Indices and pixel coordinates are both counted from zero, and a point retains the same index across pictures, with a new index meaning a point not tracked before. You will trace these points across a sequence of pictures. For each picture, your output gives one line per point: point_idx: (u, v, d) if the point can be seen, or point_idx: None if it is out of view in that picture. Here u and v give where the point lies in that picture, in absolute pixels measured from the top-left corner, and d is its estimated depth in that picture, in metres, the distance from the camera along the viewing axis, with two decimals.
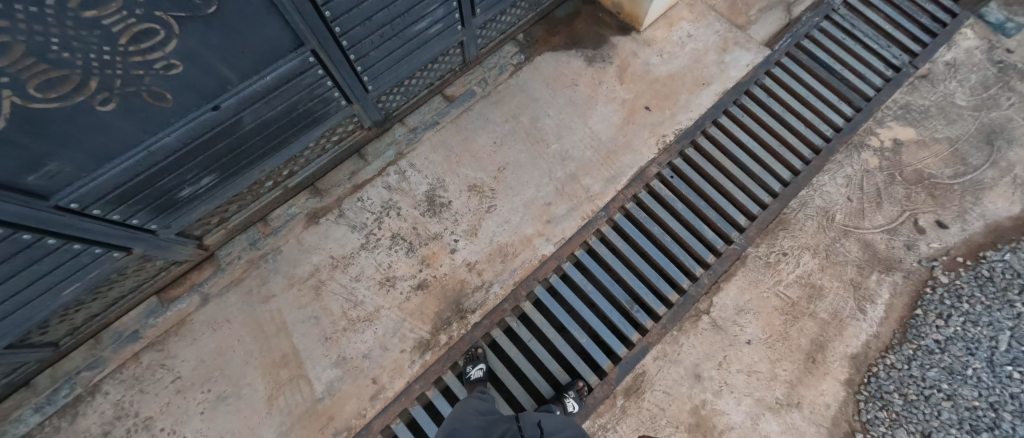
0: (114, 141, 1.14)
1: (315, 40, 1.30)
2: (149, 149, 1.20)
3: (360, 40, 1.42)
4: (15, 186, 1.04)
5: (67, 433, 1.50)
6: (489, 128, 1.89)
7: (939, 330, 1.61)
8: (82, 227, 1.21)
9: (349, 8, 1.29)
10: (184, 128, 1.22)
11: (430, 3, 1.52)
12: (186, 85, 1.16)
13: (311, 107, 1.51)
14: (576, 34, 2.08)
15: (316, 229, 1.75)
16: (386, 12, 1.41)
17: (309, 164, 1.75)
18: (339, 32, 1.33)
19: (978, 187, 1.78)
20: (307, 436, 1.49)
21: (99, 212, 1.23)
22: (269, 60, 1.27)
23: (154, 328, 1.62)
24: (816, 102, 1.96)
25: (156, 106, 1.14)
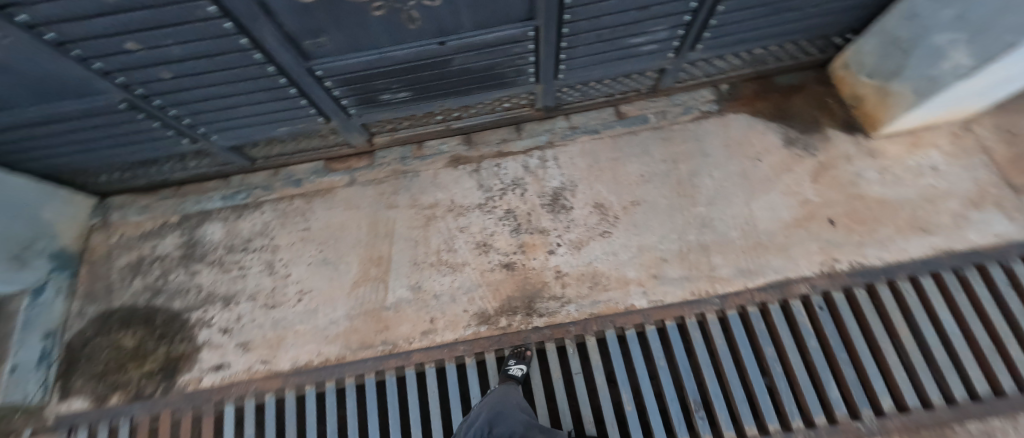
0: (363, 41, 1.35)
1: (543, 20, 1.36)
2: (382, 54, 1.41)
3: (580, 33, 1.45)
4: (295, 44, 1.32)
5: (229, 224, 1.93)
6: (645, 160, 1.82)
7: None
8: (314, 90, 1.53)
9: (590, 3, 1.31)
10: (411, 49, 1.40)
11: (659, 22, 1.47)
12: (433, 18, 1.30)
13: (505, 72, 1.62)
14: (788, 108, 1.85)
15: (452, 172, 1.91)
16: (617, 17, 1.41)
17: (475, 117, 1.90)
18: (569, 19, 1.37)
19: None
20: (363, 330, 1.69)
21: (329, 84, 1.52)
22: (501, 21, 1.36)
23: (311, 184, 1.98)
24: None
25: (405, 25, 1.30)
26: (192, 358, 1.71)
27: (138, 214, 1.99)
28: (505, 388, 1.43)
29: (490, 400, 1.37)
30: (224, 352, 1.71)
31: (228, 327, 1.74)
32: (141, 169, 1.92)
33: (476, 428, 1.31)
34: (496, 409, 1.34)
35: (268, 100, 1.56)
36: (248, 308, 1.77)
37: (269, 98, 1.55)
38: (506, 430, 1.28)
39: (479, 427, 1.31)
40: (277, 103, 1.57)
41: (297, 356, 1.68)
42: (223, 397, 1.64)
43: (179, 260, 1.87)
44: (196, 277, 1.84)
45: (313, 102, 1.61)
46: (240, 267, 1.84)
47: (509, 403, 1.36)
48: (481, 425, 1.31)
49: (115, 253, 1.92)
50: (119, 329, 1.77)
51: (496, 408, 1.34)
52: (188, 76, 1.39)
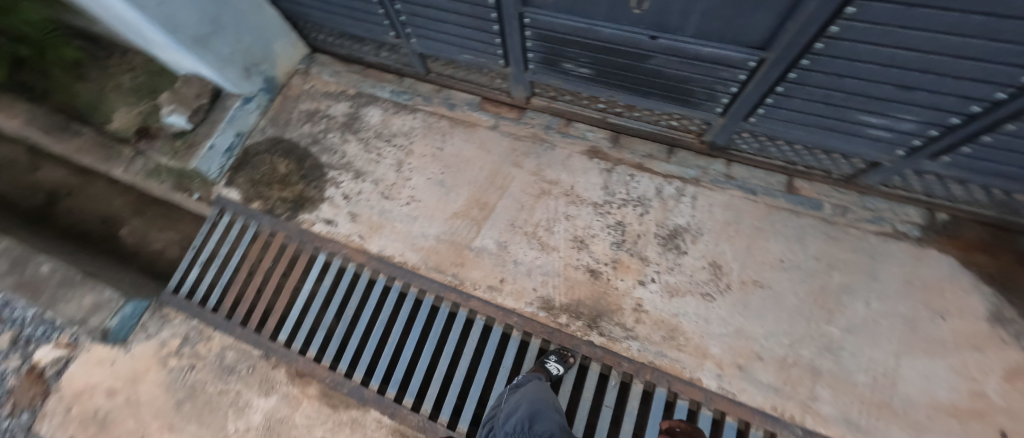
0: (578, 7, 1.29)
1: (777, 54, 1.14)
2: (589, 27, 1.34)
3: (808, 84, 1.21)
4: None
5: (386, 115, 2.15)
6: (795, 247, 1.58)
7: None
8: (513, 34, 1.54)
9: (847, 55, 1.07)
10: (617, 31, 1.30)
11: (911, 110, 1.17)
12: (662, 9, 1.17)
13: (695, 91, 1.44)
14: (1015, 279, 1.44)
15: (586, 161, 1.85)
16: (863, 83, 1.14)
17: (636, 120, 1.81)
18: (806, 63, 1.14)
19: None
20: (443, 257, 1.80)
21: (528, 35, 1.52)
22: (727, 38, 1.18)
23: (461, 113, 2.08)
24: None
25: (632, 7, 1.20)
26: (315, 204, 2.00)
27: (330, 75, 2.32)
28: (539, 387, 1.33)
29: (528, 396, 1.27)
30: (337, 213, 1.97)
31: (349, 195, 1.99)
32: (349, 41, 2.23)
33: (516, 421, 1.20)
34: (535, 406, 1.24)
35: (472, 27, 1.64)
36: (369, 189, 1.99)
37: (474, 26, 1.62)
38: (546, 431, 1.18)
39: (519, 420, 1.20)
40: (481, 33, 1.64)
41: (384, 246, 1.87)
42: (320, 245, 1.92)
43: (340, 125, 2.16)
44: (345, 144, 2.11)
45: (506, 44, 1.64)
46: (378, 153, 2.06)
47: (548, 403, 1.26)
48: (522, 418, 1.20)
49: (303, 98, 2.29)
50: (280, 156, 2.14)
51: (537, 405, 1.23)
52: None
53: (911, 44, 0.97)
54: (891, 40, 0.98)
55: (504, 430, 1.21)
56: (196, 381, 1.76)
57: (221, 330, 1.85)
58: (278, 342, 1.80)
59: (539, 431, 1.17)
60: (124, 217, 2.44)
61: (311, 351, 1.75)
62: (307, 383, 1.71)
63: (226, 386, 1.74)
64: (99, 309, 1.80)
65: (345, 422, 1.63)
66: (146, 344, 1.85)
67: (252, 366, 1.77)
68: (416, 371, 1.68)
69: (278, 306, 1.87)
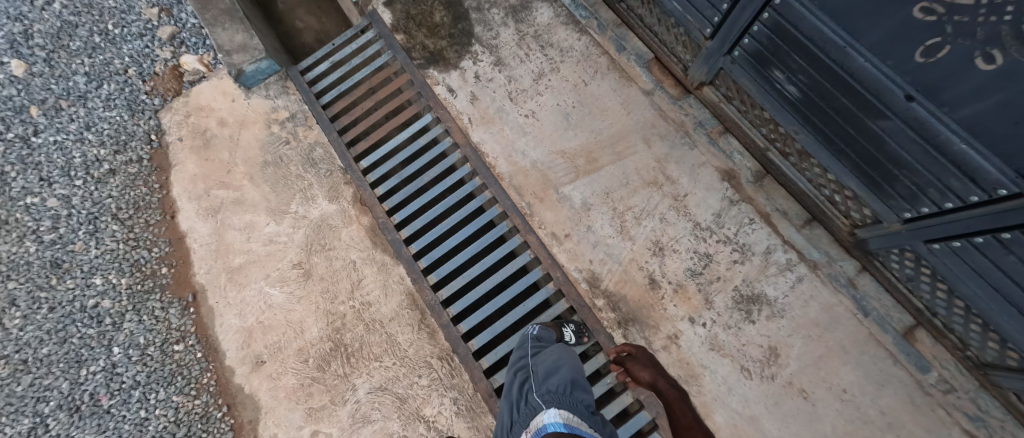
0: (851, 19, 1.07)
1: None
2: (842, 46, 1.12)
3: None
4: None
5: (556, 20, 2.03)
6: (866, 387, 1.42)
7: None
8: (746, 9, 1.33)
9: None
10: (872, 68, 1.09)
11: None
12: (951, 73, 0.95)
13: (898, 179, 1.22)
14: None
15: (717, 180, 1.69)
16: None
17: (796, 171, 1.57)
18: None
19: None
20: (530, 183, 1.78)
21: (763, 18, 1.31)
22: (998, 146, 0.96)
23: (625, 59, 1.92)
24: None
25: (917, 49, 0.98)
26: (448, 68, 2.01)
27: None
28: (570, 352, 1.27)
29: (566, 360, 1.20)
30: (463, 86, 1.97)
31: (480, 76, 1.98)
32: None
33: (557, 382, 1.10)
34: (574, 373, 1.15)
35: None
36: (501, 82, 1.95)
37: None
38: (586, 401, 1.07)
39: (561, 382, 1.09)
40: None
41: (484, 141, 1.88)
42: (434, 108, 1.96)
43: (509, 6, 2.07)
44: (503, 27, 2.04)
45: (729, 17, 1.42)
46: (528, 54, 1.98)
47: (582, 375, 1.18)
48: (563, 381, 1.10)
49: None
50: (441, 5, 2.11)
51: (575, 373, 1.15)
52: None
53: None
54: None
55: (543, 387, 1.09)
56: (285, 155, 1.95)
57: (321, 127, 2.00)
58: (360, 165, 1.95)
59: (581, 399, 1.06)
60: None
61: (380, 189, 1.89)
62: (363, 212, 1.86)
63: (304, 174, 1.92)
64: (245, 50, 2.02)
65: (376, 261, 1.79)
66: (261, 101, 2.04)
67: (331, 171, 1.93)
68: (452, 260, 1.78)
69: (374, 137, 2.00)
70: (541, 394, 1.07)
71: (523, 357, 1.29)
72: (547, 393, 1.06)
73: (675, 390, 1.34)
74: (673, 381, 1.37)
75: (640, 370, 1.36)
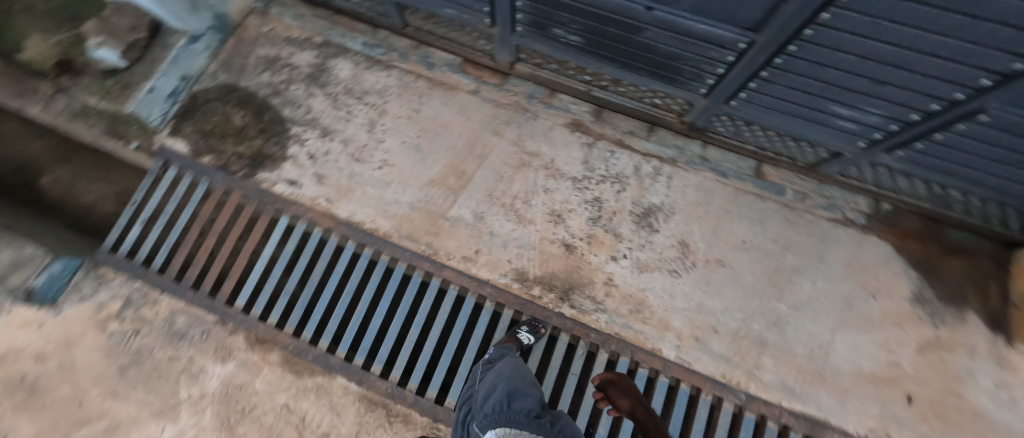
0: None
1: (766, 39, 1.15)
2: None
3: (789, 72, 1.25)
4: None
5: (357, 69, 2.01)
6: (756, 228, 1.68)
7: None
8: None
9: (829, 46, 1.09)
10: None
11: (875, 105, 1.23)
12: None
13: (683, 69, 1.45)
14: (939, 265, 1.61)
15: (569, 134, 1.84)
16: (842, 76, 1.17)
17: (619, 95, 1.80)
18: (791, 51, 1.16)
19: None
20: (417, 224, 1.76)
21: None
22: (721, 16, 1.18)
23: (440, 74, 1.99)
24: None
25: None
26: (277, 163, 1.87)
27: (293, 19, 2.11)
28: (510, 364, 1.28)
29: (503, 375, 1.22)
30: (302, 173, 1.85)
31: (315, 155, 1.88)
32: None
33: (493, 402, 1.13)
34: (511, 385, 1.18)
35: None
36: (338, 149, 1.88)
37: None
38: (526, 408, 1.11)
39: (497, 400, 1.13)
40: None
41: (354, 212, 1.80)
42: (284, 208, 1.81)
43: (306, 76, 2.00)
44: (311, 98, 1.96)
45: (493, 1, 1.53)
46: (348, 111, 1.94)
47: (521, 382, 1.20)
48: (498, 398, 1.13)
49: (261, 42, 2.07)
50: (235, 105, 1.96)
51: (512, 384, 1.18)
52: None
53: (889, 39, 0.99)
54: (868, 33, 1.00)
55: (483, 413, 1.13)
56: (143, 346, 1.66)
57: (169, 293, 1.73)
58: (235, 306, 1.72)
59: (518, 408, 1.10)
60: (43, 164, 2.16)
61: (273, 316, 1.70)
62: (268, 350, 1.66)
63: (177, 352, 1.65)
64: (22, 266, 1.64)
65: (310, 388, 1.62)
66: (79, 307, 1.69)
67: (208, 330, 1.69)
68: (386, 338, 1.67)
69: (235, 268, 1.77)
70: (482, 419, 1.12)
71: (471, 386, 1.32)
72: (486, 417, 1.11)
73: (653, 418, 1.32)
74: (651, 410, 1.35)
75: (620, 397, 1.37)
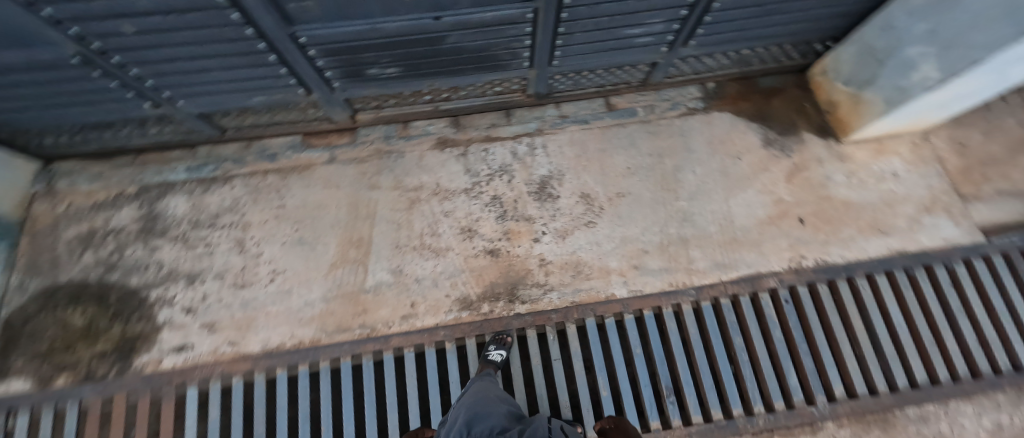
0: (355, 9, 1.21)
1: (544, 2, 1.26)
2: (373, 26, 1.28)
3: (578, 19, 1.38)
4: (277, 6, 1.17)
5: (193, 198, 1.79)
6: (631, 152, 1.84)
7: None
8: (296, 57, 1.37)
9: None
10: (405, 23, 1.28)
11: (656, 15, 1.42)
12: None
13: (499, 54, 1.52)
14: (768, 110, 1.92)
15: (439, 154, 1.84)
16: (616, 5, 1.34)
17: (464, 99, 1.82)
18: (568, 5, 1.29)
19: None
20: (340, 314, 1.61)
21: (313, 53, 1.38)
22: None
23: (287, 160, 1.86)
24: (1010, 325, 1.58)
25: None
26: (152, 339, 1.60)
27: (91, 181, 1.82)
28: (471, 391, 1.27)
29: (463, 405, 1.21)
30: (188, 332, 1.60)
31: (193, 306, 1.64)
32: (94, 133, 1.73)
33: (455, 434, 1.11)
34: (472, 410, 1.17)
35: (241, 65, 1.39)
36: (215, 287, 1.66)
37: (243, 63, 1.39)
38: (488, 427, 1.10)
39: (457, 431, 1.11)
40: (251, 69, 1.41)
41: (267, 339, 1.59)
42: (185, 380, 1.54)
43: (139, 233, 1.74)
44: (156, 252, 1.71)
45: (295, 71, 1.46)
46: (206, 244, 1.72)
47: (483, 404, 1.19)
48: (461, 428, 1.11)
49: (64, 223, 1.76)
50: (68, 306, 1.64)
51: (473, 409, 1.17)
52: (154, 33, 1.21)
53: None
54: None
55: None
56: None
57: None
58: None
59: (480, 430, 1.09)
60: None
61: None
62: None
63: None
64: None
65: None
66: None
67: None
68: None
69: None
70: None
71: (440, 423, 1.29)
72: None
73: None
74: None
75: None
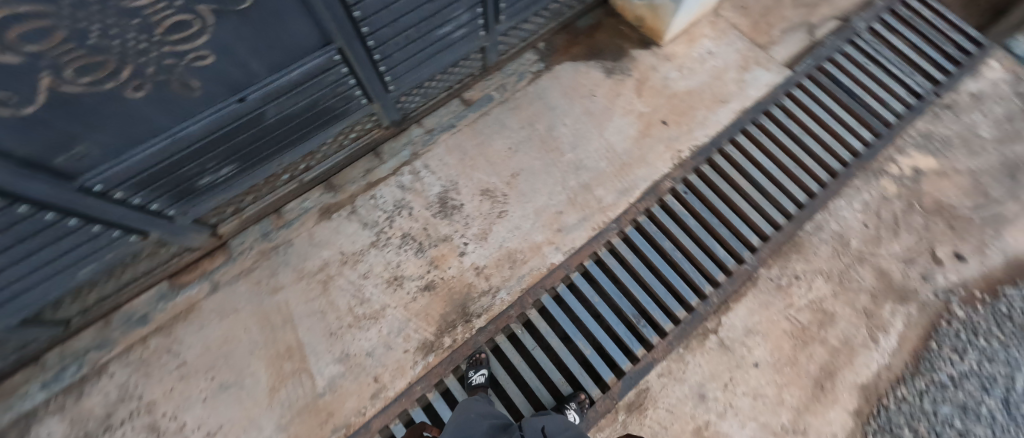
0: (140, 129, 1.08)
1: (343, 39, 1.23)
2: (174, 136, 1.14)
3: (387, 41, 1.36)
4: (43, 167, 0.99)
5: (69, 413, 1.48)
6: (504, 133, 1.87)
7: (962, 373, 1.54)
8: (104, 209, 1.17)
9: (380, 8, 1.22)
10: (210, 118, 1.16)
11: (456, 8, 1.46)
12: (219, 75, 1.09)
13: (332, 104, 1.45)
14: (596, 45, 2.09)
15: (328, 224, 1.70)
16: (415, 14, 1.34)
17: (325, 160, 1.72)
18: (367, 32, 1.27)
19: (1000, 221, 1.76)
20: (307, 431, 1.46)
21: (121, 195, 1.18)
22: (297, 55, 1.20)
23: (163, 312, 1.60)
24: (836, 126, 1.95)
25: (185, 96, 1.08)
26: None
27: None
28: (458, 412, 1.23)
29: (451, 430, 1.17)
30: None
31: None
32: None
33: None
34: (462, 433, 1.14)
35: (37, 248, 1.15)
36: None
37: (39, 244, 1.14)
38: None
39: None
40: (55, 245, 1.18)
41: None
42: None
43: None
44: None
45: (111, 223, 1.24)
46: None
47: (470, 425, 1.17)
48: None
49: None
50: None
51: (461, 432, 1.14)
52: None
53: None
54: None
55: None
56: None
57: None
58: None
59: None
60: None
61: None
62: None
63: None
64: None
65: None
66: None
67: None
68: None
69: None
70: None
71: None
72: None
73: None
74: None
75: None
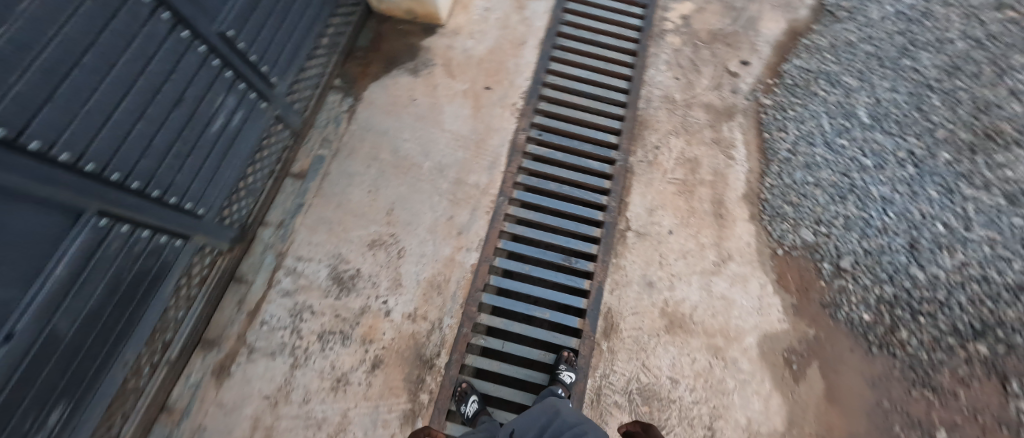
0: None
1: (95, 199, 1.02)
2: None
3: (155, 171, 1.18)
4: None
5: None
6: (355, 180, 1.77)
7: (793, 143, 1.92)
8: None
9: (115, 147, 1.05)
10: None
11: (211, 98, 1.31)
12: None
13: (141, 268, 1.24)
14: (388, 54, 2.03)
15: (232, 380, 1.47)
16: (166, 130, 1.18)
17: (180, 326, 1.46)
18: (120, 177, 1.08)
19: (753, 23, 2.19)
20: None
21: None
22: (49, 249, 0.98)
23: None
24: (614, 17, 2.20)
25: None
26: None
27: None
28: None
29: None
30: None
31: None
32: None
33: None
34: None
35: None
36: None
37: None
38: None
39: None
40: None
41: None
42: None
43: None
44: None
45: None
46: None
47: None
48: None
49: None
50: None
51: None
52: None
53: (112, 96, 1.02)
54: (103, 110, 1.00)
55: None
56: None
57: None
58: None
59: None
60: None
61: None
62: None
63: None
64: None
65: None
66: None
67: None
68: None
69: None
70: None
71: None
72: None
73: None
74: None
75: None
